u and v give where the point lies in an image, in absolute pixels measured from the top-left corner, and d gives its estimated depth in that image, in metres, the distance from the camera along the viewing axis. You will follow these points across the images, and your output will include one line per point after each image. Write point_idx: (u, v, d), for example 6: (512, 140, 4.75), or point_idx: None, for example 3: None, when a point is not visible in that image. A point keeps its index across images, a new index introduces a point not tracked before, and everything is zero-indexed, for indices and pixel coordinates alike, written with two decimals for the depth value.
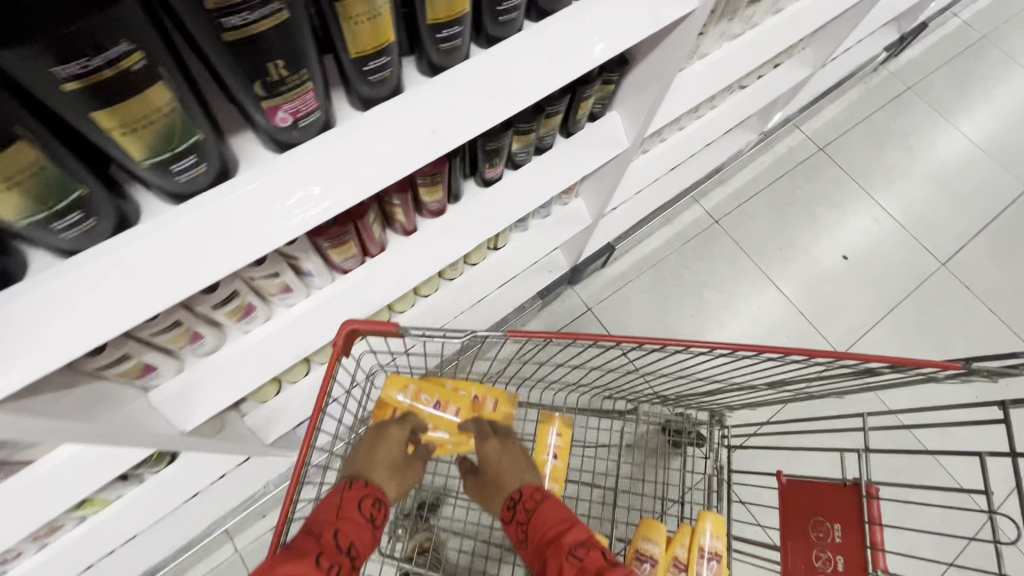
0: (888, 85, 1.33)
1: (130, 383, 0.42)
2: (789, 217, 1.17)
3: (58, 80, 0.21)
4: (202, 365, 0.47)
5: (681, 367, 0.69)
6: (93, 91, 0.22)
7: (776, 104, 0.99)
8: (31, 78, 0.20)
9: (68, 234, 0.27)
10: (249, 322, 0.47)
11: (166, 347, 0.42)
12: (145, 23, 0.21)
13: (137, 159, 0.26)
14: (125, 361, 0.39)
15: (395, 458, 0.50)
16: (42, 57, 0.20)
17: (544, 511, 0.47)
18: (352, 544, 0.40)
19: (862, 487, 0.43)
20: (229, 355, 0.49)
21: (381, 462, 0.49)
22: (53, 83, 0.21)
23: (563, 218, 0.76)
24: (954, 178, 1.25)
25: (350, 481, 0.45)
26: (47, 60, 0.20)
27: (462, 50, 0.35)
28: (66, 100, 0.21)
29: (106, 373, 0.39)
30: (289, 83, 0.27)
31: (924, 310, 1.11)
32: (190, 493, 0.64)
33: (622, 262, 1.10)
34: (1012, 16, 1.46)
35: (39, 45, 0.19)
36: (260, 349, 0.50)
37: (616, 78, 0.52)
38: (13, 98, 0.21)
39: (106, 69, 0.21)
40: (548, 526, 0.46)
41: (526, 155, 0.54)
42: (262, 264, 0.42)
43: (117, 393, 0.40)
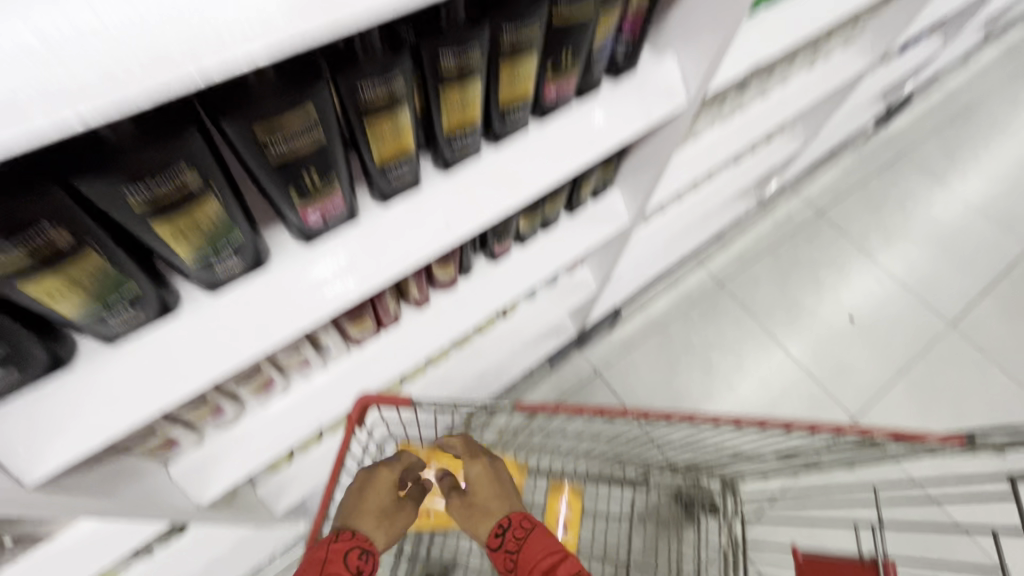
0: (881, 152, 1.39)
1: (151, 457, 0.43)
2: (793, 280, 1.19)
3: (127, 198, 0.24)
4: (220, 437, 0.49)
5: None
6: (153, 205, 0.25)
7: (771, 174, 1.04)
8: (103, 198, 0.24)
9: (117, 324, 0.30)
10: (268, 395, 0.49)
11: (188, 421, 0.44)
12: (204, 149, 0.25)
13: (184, 259, 0.29)
14: (150, 436, 0.40)
15: (386, 502, 0.45)
16: (115, 181, 0.23)
17: (533, 543, 0.42)
18: None
19: (880, 563, 0.42)
20: (247, 427, 0.50)
21: (369, 509, 0.44)
22: (122, 201, 0.24)
23: (570, 286, 0.79)
24: (955, 239, 1.27)
25: (336, 531, 0.41)
26: (119, 181, 0.23)
27: (473, 149, 0.39)
28: (130, 214, 0.25)
29: (131, 447, 0.41)
30: (318, 186, 0.31)
31: (937, 371, 1.10)
32: (197, 566, 0.63)
33: (630, 325, 1.11)
34: (994, 86, 1.54)
35: (113, 171, 0.23)
36: (276, 421, 0.51)
37: (616, 162, 0.57)
38: (90, 217, 0.24)
39: (167, 188, 0.25)
40: (539, 564, 0.41)
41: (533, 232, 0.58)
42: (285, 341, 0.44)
43: (140, 467, 0.41)
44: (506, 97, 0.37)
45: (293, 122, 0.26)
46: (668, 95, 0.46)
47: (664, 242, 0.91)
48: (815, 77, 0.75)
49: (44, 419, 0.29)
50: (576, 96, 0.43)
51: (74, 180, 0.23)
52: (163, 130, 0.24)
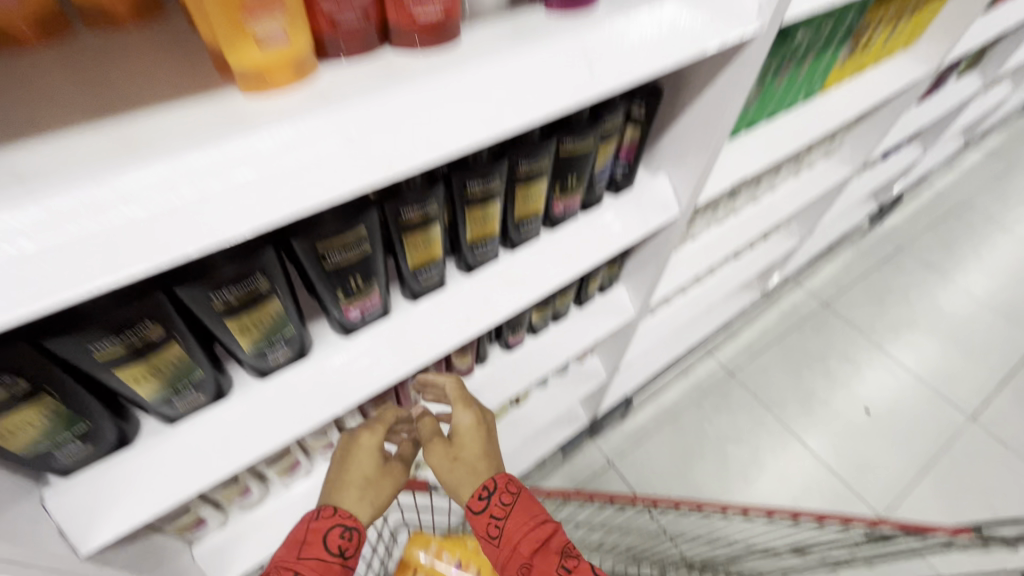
0: (878, 247, 1.45)
1: (179, 536, 0.45)
2: (803, 370, 1.20)
3: (210, 301, 0.29)
4: (243, 519, 0.51)
5: (706, 529, 0.68)
6: (229, 306, 0.30)
7: (772, 268, 1.09)
8: (192, 301, 0.29)
9: (180, 405, 0.34)
10: (292, 477, 0.52)
11: (217, 501, 0.46)
12: (275, 261, 0.31)
13: (244, 349, 0.34)
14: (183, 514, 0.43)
15: (369, 468, 0.43)
16: (204, 288, 0.29)
17: (519, 508, 0.39)
18: None
19: None
20: (268, 510, 0.52)
21: (352, 479, 0.42)
22: (206, 303, 0.29)
23: (580, 374, 0.82)
24: (963, 331, 1.29)
25: (318, 508, 0.39)
26: (207, 288, 0.29)
27: (492, 254, 0.45)
28: (210, 313, 0.30)
29: (163, 527, 0.43)
30: (360, 288, 0.37)
31: (963, 467, 1.07)
32: None
33: (641, 414, 1.12)
34: (982, 186, 1.63)
35: (205, 280, 0.29)
36: (296, 504, 0.53)
37: (619, 261, 0.62)
38: (179, 316, 0.29)
39: (242, 293, 0.30)
40: (525, 537, 0.38)
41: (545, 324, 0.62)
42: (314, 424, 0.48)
43: (168, 546, 0.43)
44: (521, 212, 0.43)
45: (347, 239, 0.32)
46: (662, 207, 0.52)
47: (672, 333, 0.95)
48: (800, 184, 0.83)
49: (103, 492, 0.32)
50: (581, 208, 0.50)
51: (174, 287, 0.28)
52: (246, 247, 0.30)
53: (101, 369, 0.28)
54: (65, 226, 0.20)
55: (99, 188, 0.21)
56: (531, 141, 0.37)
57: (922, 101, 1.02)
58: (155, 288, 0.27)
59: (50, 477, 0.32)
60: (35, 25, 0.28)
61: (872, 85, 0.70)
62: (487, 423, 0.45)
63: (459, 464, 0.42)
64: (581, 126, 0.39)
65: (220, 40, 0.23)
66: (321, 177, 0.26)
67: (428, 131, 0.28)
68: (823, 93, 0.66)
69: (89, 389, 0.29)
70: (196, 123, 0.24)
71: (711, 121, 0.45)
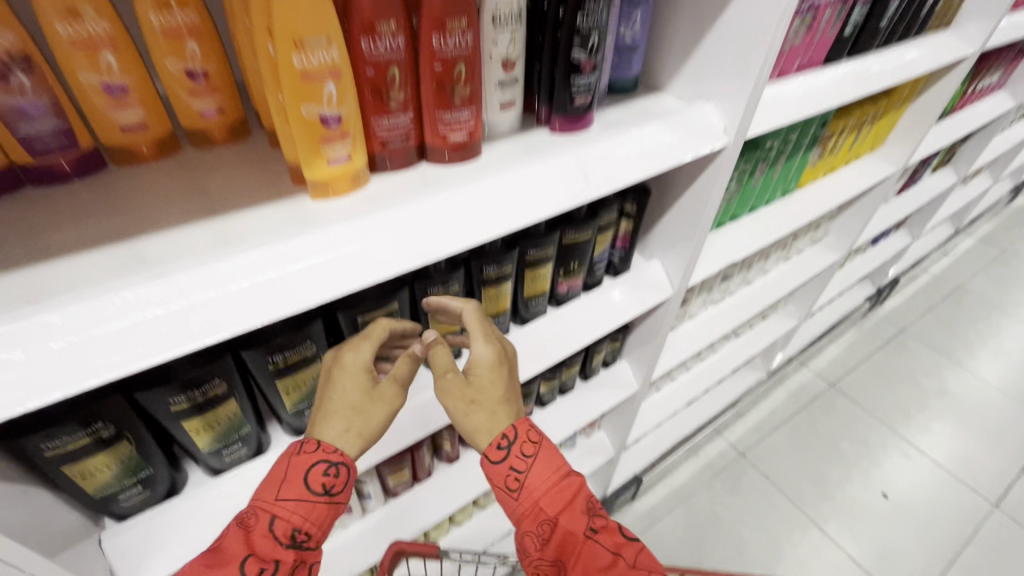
0: (881, 328, 1.48)
1: None
2: (815, 451, 1.19)
3: (265, 363, 0.35)
4: None
5: None
6: (280, 368, 0.36)
7: (774, 346, 1.13)
8: (252, 363, 0.34)
9: (225, 457, 0.38)
10: None
11: None
12: (320, 330, 0.37)
13: (285, 407, 0.39)
14: None
15: (355, 396, 0.35)
16: (262, 352, 0.34)
17: (542, 461, 0.38)
18: (294, 529, 0.33)
19: None
20: None
21: (336, 409, 0.35)
22: (263, 365, 0.35)
23: (587, 448, 0.84)
24: (975, 413, 1.28)
25: (299, 442, 0.34)
26: (265, 353, 0.34)
27: (503, 328, 0.50)
28: (264, 373, 0.35)
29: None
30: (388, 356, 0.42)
31: (993, 558, 1.02)
32: None
33: (652, 495, 1.11)
34: (978, 270, 1.69)
35: (264, 346, 0.34)
36: None
37: (621, 337, 0.68)
38: (238, 376, 0.35)
39: (292, 357, 0.36)
40: (547, 493, 0.37)
41: (552, 395, 0.66)
42: None
43: None
44: (530, 291, 0.49)
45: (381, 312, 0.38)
46: (658, 287, 0.58)
47: (677, 410, 0.97)
48: (790, 268, 0.90)
49: (149, 540, 0.36)
50: (583, 288, 0.56)
51: (239, 351, 0.34)
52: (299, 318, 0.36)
53: (170, 419, 0.33)
54: (186, 296, 0.27)
55: (206, 269, 0.28)
56: (538, 233, 0.44)
57: (900, 194, 1.11)
58: (225, 352, 0.33)
59: (106, 522, 0.36)
60: (153, 145, 0.36)
61: (845, 182, 0.78)
62: (506, 358, 0.39)
63: (473, 407, 0.37)
64: (580, 220, 0.46)
65: (301, 160, 0.30)
66: (370, 262, 0.32)
67: (455, 225, 0.35)
68: (800, 189, 0.75)
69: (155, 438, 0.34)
70: (276, 220, 0.31)
71: (695, 215, 0.52)
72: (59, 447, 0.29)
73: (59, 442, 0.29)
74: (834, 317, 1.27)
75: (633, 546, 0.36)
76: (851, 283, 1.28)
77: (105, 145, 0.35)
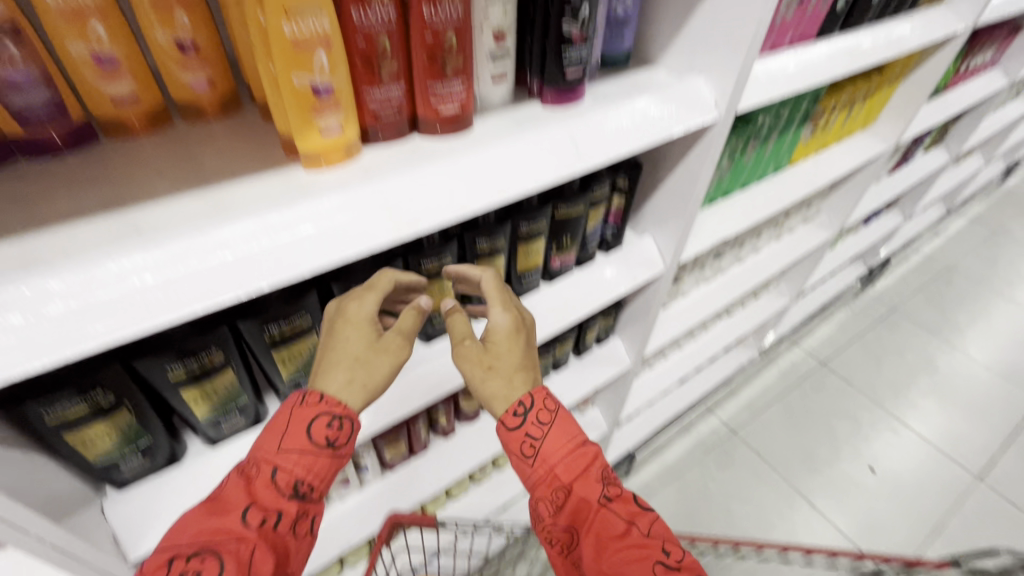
0: (872, 308, 1.50)
1: None
2: (805, 427, 1.22)
3: (262, 334, 0.35)
4: None
5: None
6: (276, 339, 0.36)
7: (765, 325, 1.14)
8: (248, 334, 0.35)
9: (224, 427, 0.39)
10: None
11: None
12: (316, 302, 0.37)
13: (281, 378, 0.40)
14: None
15: (359, 346, 0.35)
16: (258, 323, 0.35)
17: (557, 431, 0.38)
18: (297, 482, 0.33)
19: None
20: None
21: (340, 359, 0.35)
22: (259, 336, 0.35)
23: (581, 425, 0.85)
24: (962, 390, 1.31)
25: (301, 394, 0.34)
26: (261, 324, 0.35)
27: None
28: (261, 345, 0.36)
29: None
30: None
31: (976, 529, 1.05)
32: None
33: (645, 472, 1.13)
34: (969, 250, 1.70)
35: (260, 317, 0.35)
36: None
37: (614, 313, 0.68)
38: (235, 348, 0.35)
39: (288, 328, 0.36)
40: (561, 461, 0.38)
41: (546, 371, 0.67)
42: None
43: None
44: (523, 266, 0.50)
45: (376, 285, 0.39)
46: (649, 263, 0.59)
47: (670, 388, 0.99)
48: (782, 246, 0.90)
49: (151, 508, 0.37)
50: (576, 264, 0.57)
51: (236, 323, 0.34)
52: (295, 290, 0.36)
53: (169, 389, 0.34)
54: (180, 265, 0.28)
55: (200, 239, 0.28)
56: (530, 207, 0.45)
57: (892, 173, 1.11)
58: (222, 323, 0.34)
59: (108, 490, 0.37)
60: (144, 119, 0.36)
61: (838, 159, 0.78)
62: (522, 326, 0.40)
63: (490, 372, 0.39)
64: (572, 195, 0.47)
65: (293, 130, 0.31)
66: (362, 232, 0.32)
67: (448, 197, 0.35)
68: (792, 166, 0.75)
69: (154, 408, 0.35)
70: (269, 191, 0.32)
71: (685, 189, 0.53)
72: (60, 414, 0.29)
73: (59, 409, 0.29)
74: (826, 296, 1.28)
75: (647, 516, 0.36)
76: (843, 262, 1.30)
77: (96, 117, 0.35)
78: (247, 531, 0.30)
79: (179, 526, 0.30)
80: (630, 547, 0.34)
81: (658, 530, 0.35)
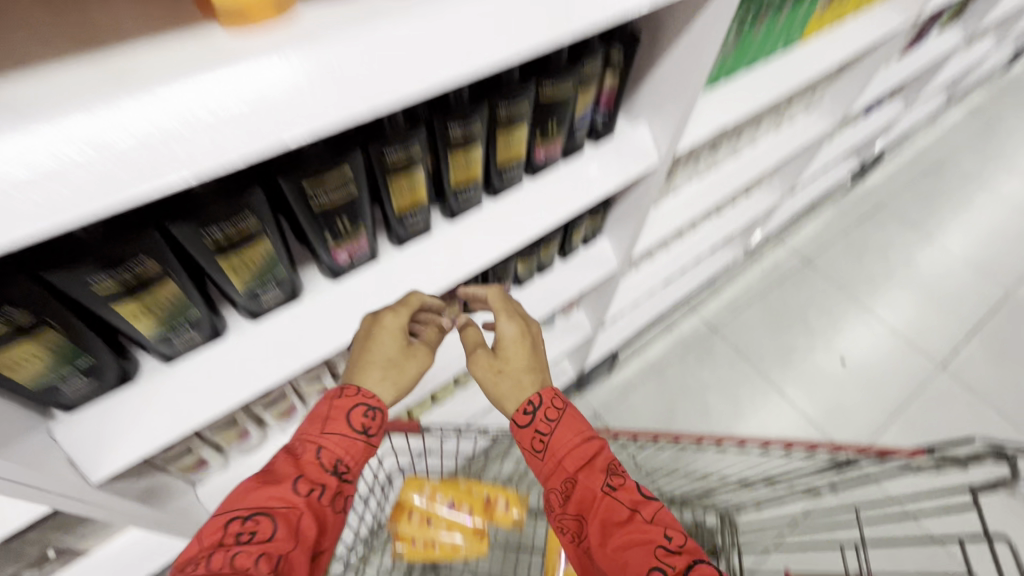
0: (859, 205, 1.48)
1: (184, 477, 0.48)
2: (783, 324, 1.24)
3: (202, 238, 0.30)
4: (243, 463, 0.54)
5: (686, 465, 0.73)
6: (220, 245, 0.31)
7: (754, 224, 1.11)
8: (186, 240, 0.30)
9: (178, 343, 0.36)
10: (289, 422, 0.54)
11: (218, 444, 0.49)
12: (263, 200, 0.32)
13: (236, 288, 0.35)
14: (185, 455, 0.46)
15: (392, 351, 0.40)
16: (194, 226, 0.30)
17: (565, 427, 0.40)
18: (337, 460, 0.36)
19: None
20: (266, 456, 0.54)
21: (375, 361, 0.39)
22: (199, 241, 0.30)
23: (565, 327, 0.85)
24: (938, 285, 1.33)
25: (340, 387, 0.38)
26: (197, 226, 0.30)
27: (475, 200, 0.46)
28: (203, 251, 0.31)
29: (168, 468, 0.46)
30: (347, 231, 0.38)
31: (932, 412, 1.12)
32: None
33: (627, 369, 1.16)
34: (964, 143, 1.65)
35: (194, 219, 0.29)
36: None
37: (602, 212, 0.64)
38: (173, 256, 0.30)
39: (231, 231, 0.31)
40: (569, 454, 0.39)
41: (529, 274, 0.64)
42: (308, 370, 0.49)
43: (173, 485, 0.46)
44: (504, 157, 0.44)
45: (335, 181, 0.34)
46: (642, 154, 0.53)
47: (656, 289, 0.98)
48: (781, 138, 0.84)
49: (107, 429, 0.34)
50: (563, 155, 0.51)
51: (166, 225, 0.29)
52: (234, 186, 0.31)
53: (101, 304, 0.29)
54: (62, 152, 0.22)
55: (86, 119, 0.22)
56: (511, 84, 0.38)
57: (904, 54, 1.02)
58: (148, 226, 0.28)
59: (56, 413, 0.34)
60: None
61: (854, 33, 0.70)
62: (531, 335, 0.46)
63: (503, 373, 0.43)
64: (559, 69, 0.40)
65: None
66: (303, 108, 0.26)
67: (409, 65, 0.29)
68: (803, 42, 0.67)
69: (89, 326, 0.31)
70: (179, 57, 0.25)
71: (688, 65, 0.46)
72: None
73: None
74: (818, 192, 1.24)
75: (652, 504, 0.35)
76: (838, 156, 1.24)
77: None
78: (297, 499, 0.33)
79: (237, 491, 0.33)
80: (630, 529, 0.33)
81: (664, 516, 0.34)
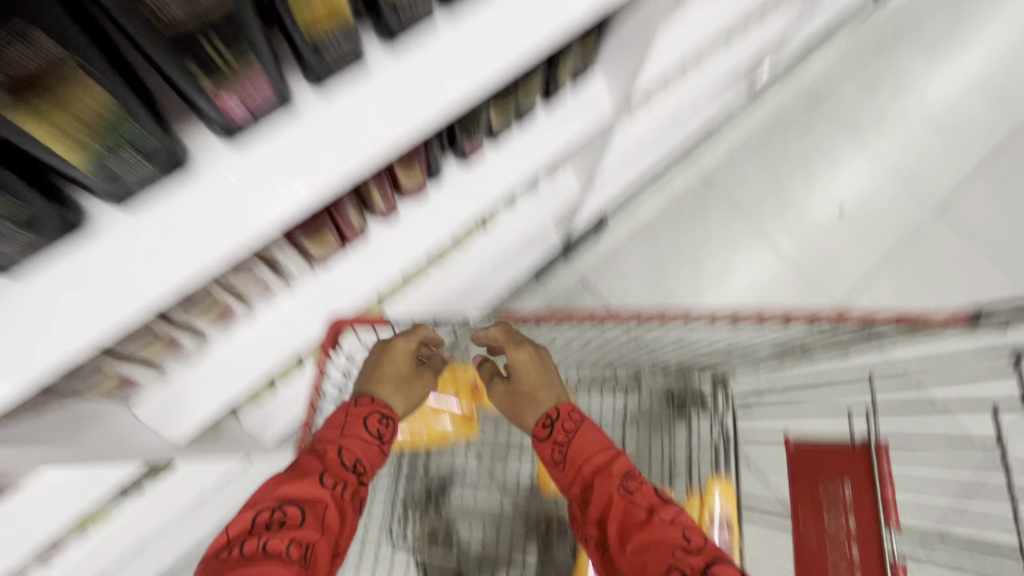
0: (881, 26, 1.28)
1: (113, 396, 0.42)
2: (783, 173, 1.15)
3: None
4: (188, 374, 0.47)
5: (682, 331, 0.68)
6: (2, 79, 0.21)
7: (762, 57, 0.95)
8: None
9: (15, 251, 0.26)
10: (231, 323, 0.47)
11: (143, 359, 0.41)
12: (59, 11, 0.21)
13: (76, 167, 0.25)
14: (100, 377, 0.39)
15: (403, 369, 0.52)
16: None
17: (583, 437, 0.46)
18: (356, 460, 0.45)
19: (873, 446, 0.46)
20: (212, 363, 0.48)
21: (389, 378, 0.50)
22: None
23: (550, 191, 0.74)
24: (952, 118, 1.21)
25: (355, 398, 0.48)
26: None
27: (424, 11, 0.32)
28: None
29: (86, 392, 0.40)
30: (227, 63, 0.26)
31: (924, 258, 1.09)
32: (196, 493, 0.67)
33: (615, 232, 1.09)
34: None
35: None
36: (242, 354, 0.49)
37: (592, 39, 0.49)
38: None
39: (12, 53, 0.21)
40: (587, 460, 0.45)
41: (507, 125, 0.51)
42: (236, 267, 0.40)
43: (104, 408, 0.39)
44: None
45: None
46: None
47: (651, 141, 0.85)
48: None
49: None
50: None
51: None
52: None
53: None
54: None
55: None
56: None
57: None
58: None
59: None
60: None
61: None
62: (542, 359, 0.53)
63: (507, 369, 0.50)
64: None
65: None
66: None
67: None
68: None
69: None
70: None
71: None
72: None
73: None
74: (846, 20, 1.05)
75: (669, 508, 0.41)
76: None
77: None
78: (326, 492, 0.41)
79: (266, 488, 0.41)
80: (660, 530, 0.39)
81: (680, 515, 0.40)
